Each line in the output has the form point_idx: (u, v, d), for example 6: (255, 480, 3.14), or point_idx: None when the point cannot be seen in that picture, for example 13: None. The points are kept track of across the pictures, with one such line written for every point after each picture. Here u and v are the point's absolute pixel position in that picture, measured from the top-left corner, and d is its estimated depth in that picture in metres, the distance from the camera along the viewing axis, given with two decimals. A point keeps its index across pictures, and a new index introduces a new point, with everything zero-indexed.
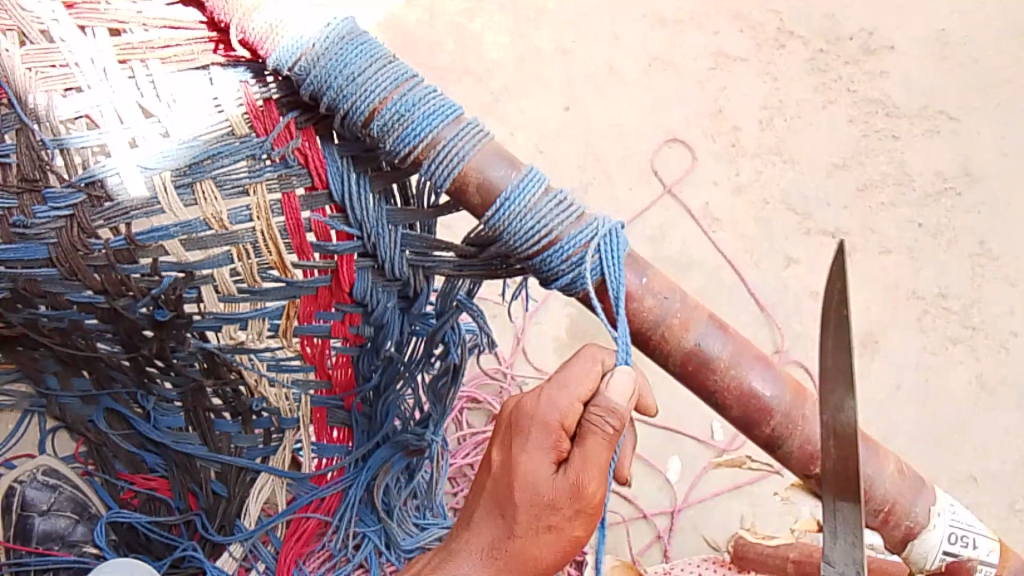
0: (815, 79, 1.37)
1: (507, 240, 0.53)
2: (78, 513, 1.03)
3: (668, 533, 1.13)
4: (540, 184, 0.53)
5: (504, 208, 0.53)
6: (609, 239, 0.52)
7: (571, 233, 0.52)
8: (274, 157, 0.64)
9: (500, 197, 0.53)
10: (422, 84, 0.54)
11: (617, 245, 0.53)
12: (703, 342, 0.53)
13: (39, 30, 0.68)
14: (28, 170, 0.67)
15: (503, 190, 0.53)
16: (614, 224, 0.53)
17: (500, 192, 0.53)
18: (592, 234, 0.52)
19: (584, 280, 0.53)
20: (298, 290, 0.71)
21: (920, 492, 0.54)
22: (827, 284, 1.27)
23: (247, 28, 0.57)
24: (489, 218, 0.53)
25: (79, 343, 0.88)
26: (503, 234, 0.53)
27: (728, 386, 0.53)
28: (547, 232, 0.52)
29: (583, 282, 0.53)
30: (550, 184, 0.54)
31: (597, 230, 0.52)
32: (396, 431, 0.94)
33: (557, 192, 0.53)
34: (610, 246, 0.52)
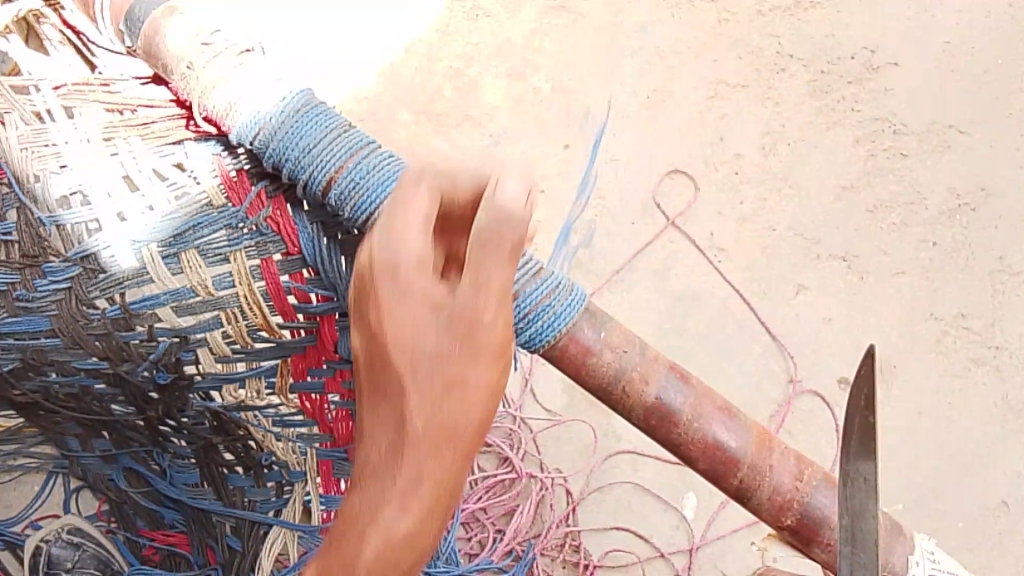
0: (819, 102, 1.35)
1: None
2: (101, 570, 1.06)
3: (686, 572, 1.12)
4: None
5: None
6: (566, 299, 0.55)
7: (529, 292, 0.54)
8: (250, 227, 0.67)
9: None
10: (376, 152, 0.57)
11: (573, 304, 0.55)
12: (662, 397, 0.54)
13: (32, 113, 0.70)
14: (28, 246, 0.68)
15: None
16: (571, 284, 0.55)
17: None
18: (549, 291, 0.55)
19: (541, 338, 0.54)
20: (286, 349, 0.71)
21: (897, 542, 0.53)
22: (839, 309, 1.26)
23: (209, 106, 0.60)
24: None
25: (93, 407, 0.88)
26: None
27: (691, 440, 0.54)
28: None
29: (541, 340, 0.54)
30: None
31: (553, 292, 0.55)
32: None
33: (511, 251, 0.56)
34: (568, 306, 0.55)
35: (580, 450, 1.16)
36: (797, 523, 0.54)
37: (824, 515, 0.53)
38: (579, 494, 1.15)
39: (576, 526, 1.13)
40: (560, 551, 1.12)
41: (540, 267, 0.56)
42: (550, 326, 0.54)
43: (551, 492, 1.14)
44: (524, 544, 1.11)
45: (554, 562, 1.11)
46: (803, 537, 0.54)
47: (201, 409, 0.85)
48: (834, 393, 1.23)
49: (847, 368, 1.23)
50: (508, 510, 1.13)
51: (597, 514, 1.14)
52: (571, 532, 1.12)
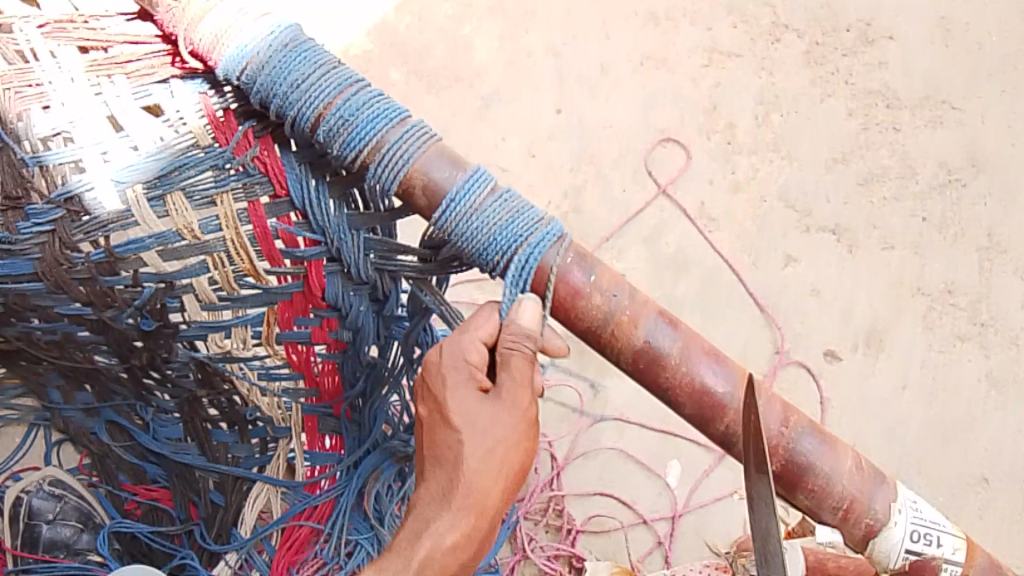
0: (814, 71, 1.35)
1: (455, 241, 0.55)
2: (83, 522, 1.05)
3: (668, 539, 1.12)
4: (485, 184, 0.56)
5: (449, 209, 0.55)
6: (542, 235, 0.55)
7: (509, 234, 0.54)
8: (237, 167, 0.65)
9: (446, 196, 0.55)
10: (366, 89, 0.56)
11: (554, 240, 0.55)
12: (651, 340, 0.54)
13: (14, 51, 0.69)
14: (10, 187, 0.66)
15: (448, 191, 0.55)
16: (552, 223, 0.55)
17: (446, 193, 0.55)
18: (532, 231, 0.55)
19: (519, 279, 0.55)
20: (273, 296, 0.71)
21: (879, 489, 0.54)
22: (827, 281, 1.26)
23: (195, 40, 0.59)
24: (437, 219, 0.55)
25: (77, 357, 0.86)
26: (450, 236, 0.55)
27: (680, 382, 0.54)
28: (489, 233, 0.54)
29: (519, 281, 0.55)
30: (495, 183, 0.56)
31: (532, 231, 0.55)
32: (388, 437, 0.93)
33: (502, 192, 0.56)
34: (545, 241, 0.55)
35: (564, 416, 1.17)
36: (783, 468, 0.54)
37: (810, 463, 0.53)
38: (563, 459, 1.15)
39: (559, 490, 1.13)
40: (543, 516, 1.11)
41: (526, 206, 0.56)
42: (541, 267, 0.55)
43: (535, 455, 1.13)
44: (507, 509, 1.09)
45: (536, 526, 1.10)
46: (788, 483, 0.54)
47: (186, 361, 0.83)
48: (821, 365, 1.22)
49: (835, 340, 1.24)
50: None
51: (581, 480, 1.14)
52: (555, 496, 1.12)
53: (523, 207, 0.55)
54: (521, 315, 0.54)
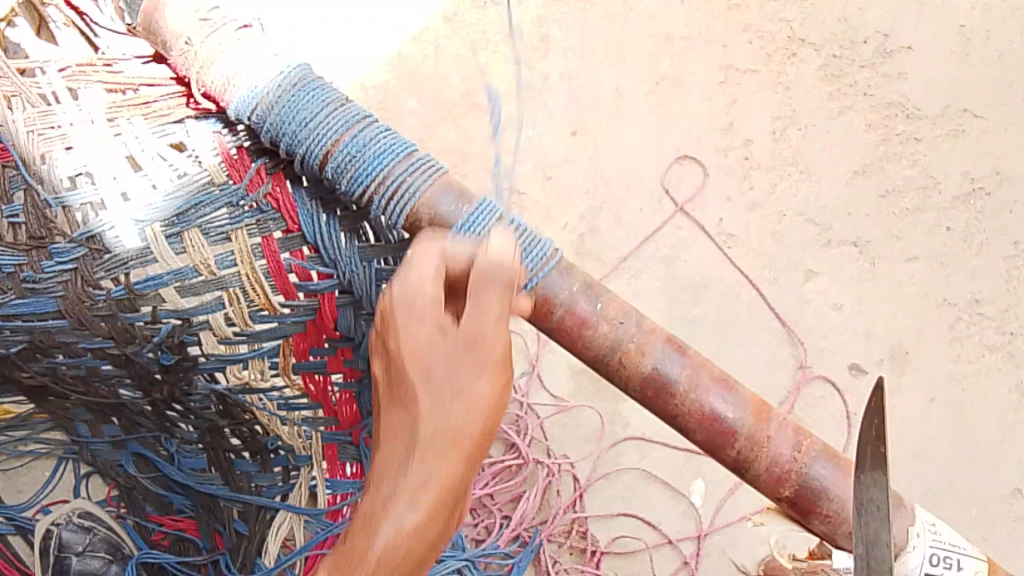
0: (831, 86, 1.34)
1: (373, 207, 0.57)
2: (111, 553, 1.06)
3: (694, 559, 1.12)
4: (400, 152, 0.57)
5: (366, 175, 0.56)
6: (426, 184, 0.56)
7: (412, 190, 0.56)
8: (250, 204, 0.67)
9: (453, 227, 0.55)
10: (373, 125, 0.57)
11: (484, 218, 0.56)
12: (661, 368, 0.54)
13: (37, 94, 0.70)
14: (34, 228, 0.67)
15: (454, 223, 0.56)
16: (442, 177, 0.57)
17: (453, 225, 0.55)
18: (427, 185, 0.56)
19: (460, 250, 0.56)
20: (288, 328, 0.71)
21: (897, 516, 0.53)
22: (850, 295, 1.25)
23: (207, 82, 0.60)
24: None
25: (102, 390, 0.88)
26: (368, 201, 0.57)
27: (692, 409, 0.53)
28: (385, 189, 0.56)
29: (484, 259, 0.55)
30: (410, 150, 0.57)
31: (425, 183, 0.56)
32: None
33: (417, 158, 0.57)
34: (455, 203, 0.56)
35: (585, 439, 1.16)
36: (796, 494, 0.53)
37: (823, 487, 0.53)
38: (586, 481, 1.14)
39: (581, 512, 1.12)
40: (567, 537, 1.11)
41: (419, 159, 0.57)
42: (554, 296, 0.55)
43: (558, 478, 1.13)
44: (529, 531, 1.10)
45: (560, 549, 1.10)
46: (802, 509, 0.53)
47: (207, 392, 0.84)
48: (845, 381, 1.21)
49: (859, 355, 1.22)
50: (514, 496, 1.11)
51: (603, 501, 1.13)
52: (578, 518, 1.11)
53: (531, 245, 0.56)
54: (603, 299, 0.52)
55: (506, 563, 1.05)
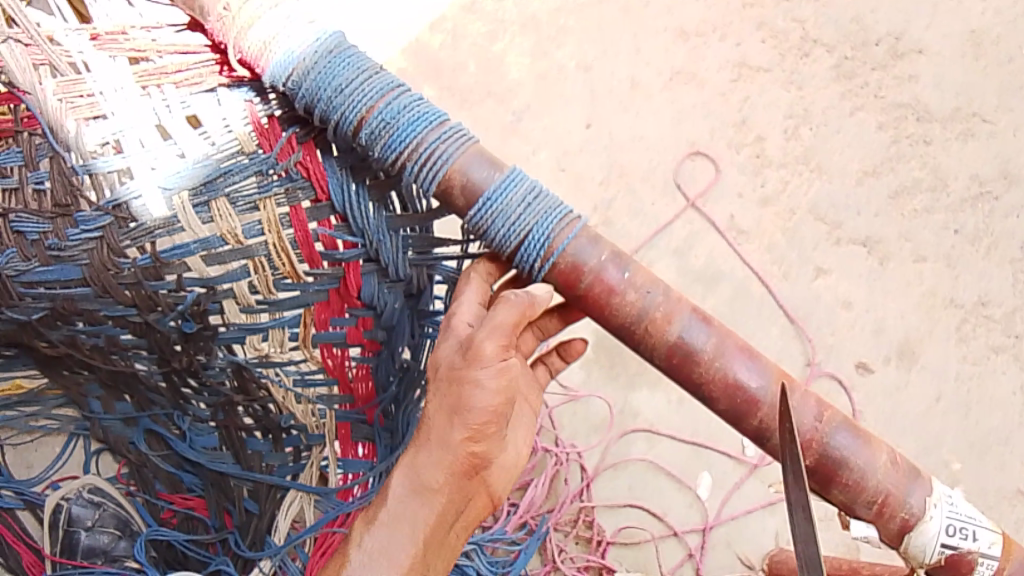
0: (843, 85, 1.36)
1: (405, 174, 0.58)
2: (120, 529, 1.05)
3: (700, 551, 1.12)
4: (432, 120, 0.57)
5: (398, 142, 0.56)
6: (457, 152, 0.57)
7: (443, 156, 0.57)
8: (280, 172, 0.67)
9: (483, 195, 0.56)
10: (407, 93, 0.58)
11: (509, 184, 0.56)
12: (685, 335, 0.54)
13: (68, 63, 0.70)
14: (60, 196, 0.68)
15: (486, 191, 0.56)
16: (473, 145, 0.58)
17: (484, 192, 0.56)
18: (459, 153, 0.57)
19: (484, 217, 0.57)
20: (310, 297, 0.73)
21: (914, 484, 0.54)
22: (859, 293, 1.26)
23: (244, 47, 0.61)
24: (473, 217, 0.57)
25: (117, 362, 0.88)
26: (401, 168, 0.57)
27: (713, 378, 0.54)
28: (416, 155, 0.57)
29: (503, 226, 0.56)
30: (443, 118, 0.58)
31: (456, 150, 0.57)
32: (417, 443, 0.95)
33: (450, 126, 0.58)
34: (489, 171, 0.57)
35: (594, 427, 1.17)
36: (817, 462, 0.54)
37: (844, 457, 0.53)
38: (594, 470, 1.14)
39: (589, 501, 1.13)
40: (574, 526, 1.11)
41: (451, 127, 0.58)
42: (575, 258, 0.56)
43: (566, 466, 1.14)
44: (536, 519, 1.10)
45: (567, 537, 1.11)
46: (822, 478, 0.54)
47: (224, 365, 0.84)
48: (852, 377, 1.21)
49: (866, 353, 1.23)
50: (522, 484, 1.12)
51: (611, 490, 1.14)
52: (585, 507, 1.12)
53: (553, 208, 0.56)
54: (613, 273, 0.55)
55: (514, 549, 1.05)
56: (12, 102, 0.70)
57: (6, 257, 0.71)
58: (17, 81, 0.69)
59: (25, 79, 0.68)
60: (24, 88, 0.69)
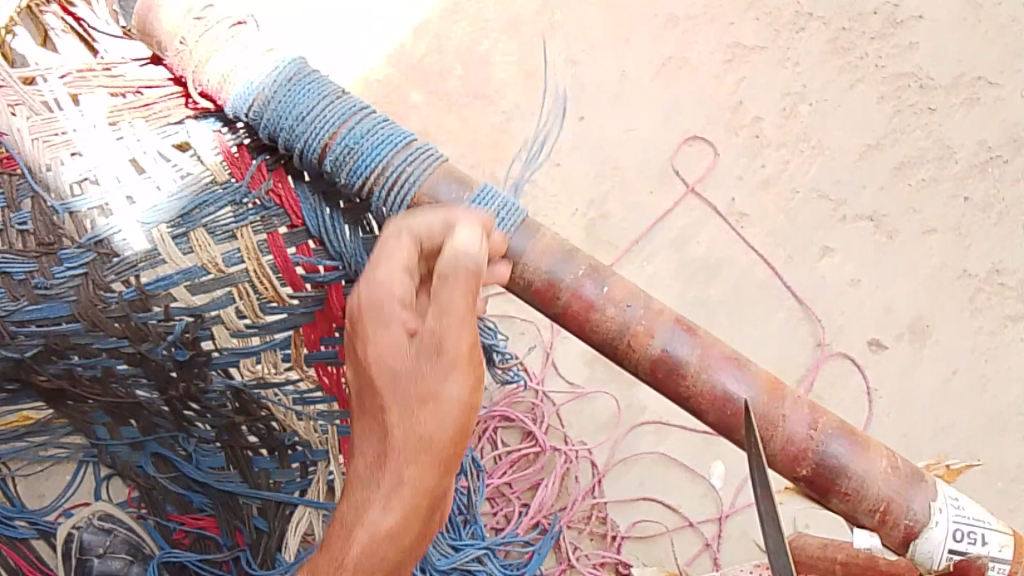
0: (841, 60, 1.33)
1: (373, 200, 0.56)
2: (132, 555, 1.06)
3: (716, 541, 1.11)
4: (398, 142, 0.56)
5: (366, 167, 0.55)
6: (424, 172, 0.56)
7: (412, 179, 0.56)
8: (254, 201, 0.67)
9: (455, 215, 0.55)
10: (370, 116, 0.57)
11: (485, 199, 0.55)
12: (666, 347, 0.52)
13: (40, 102, 0.70)
14: (43, 234, 0.67)
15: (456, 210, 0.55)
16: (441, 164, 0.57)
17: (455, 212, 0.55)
18: (426, 174, 0.56)
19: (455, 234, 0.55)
20: (296, 317, 0.71)
21: (915, 489, 0.52)
22: (867, 272, 1.23)
23: (203, 80, 0.60)
24: None
25: (119, 392, 0.88)
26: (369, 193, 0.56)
27: (695, 394, 0.52)
28: (385, 179, 0.55)
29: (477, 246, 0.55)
30: (409, 139, 0.57)
31: (424, 171, 0.56)
32: None
33: (416, 146, 0.57)
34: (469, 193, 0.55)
35: (602, 425, 1.14)
36: (814, 473, 0.52)
37: (842, 465, 0.51)
38: (604, 466, 1.13)
39: (601, 497, 1.11)
40: (587, 523, 1.10)
41: (417, 148, 0.57)
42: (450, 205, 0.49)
43: (575, 464, 1.12)
44: (549, 518, 1.09)
45: (580, 534, 1.10)
46: (820, 487, 0.52)
47: (223, 389, 0.85)
48: (864, 356, 1.19)
49: (878, 331, 1.20)
50: (532, 484, 1.11)
51: (622, 486, 1.12)
52: (597, 503, 1.11)
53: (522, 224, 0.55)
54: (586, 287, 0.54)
55: (526, 551, 1.05)
56: None
57: None
58: None
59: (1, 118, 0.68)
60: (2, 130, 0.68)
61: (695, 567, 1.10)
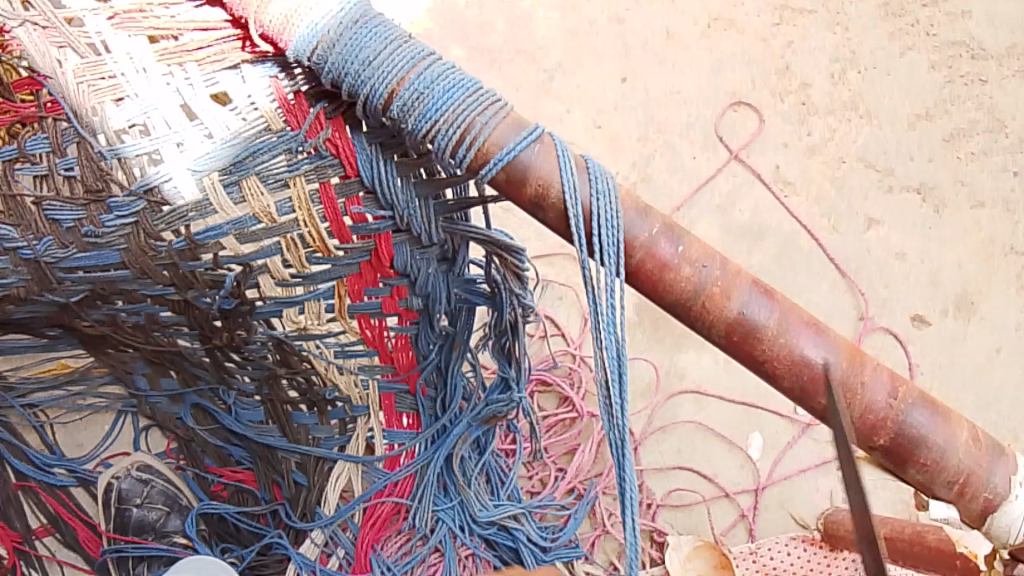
0: (891, 24, 1.30)
1: (438, 147, 0.54)
2: (169, 505, 1.07)
3: (752, 512, 1.09)
4: (466, 86, 0.54)
5: (435, 112, 0.53)
6: (489, 118, 0.54)
7: (481, 125, 0.54)
8: (308, 150, 0.65)
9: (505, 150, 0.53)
10: (439, 61, 0.55)
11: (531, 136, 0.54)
12: (742, 309, 0.51)
13: (86, 44, 0.67)
14: (90, 180, 0.65)
15: (502, 147, 0.54)
16: (509, 111, 0.55)
17: (499, 149, 0.54)
18: (497, 122, 0.54)
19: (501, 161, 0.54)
20: (343, 269, 0.71)
21: (997, 462, 0.50)
22: (913, 244, 1.20)
23: (265, 21, 0.58)
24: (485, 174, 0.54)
25: (161, 340, 0.87)
26: (434, 139, 0.54)
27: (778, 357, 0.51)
28: (454, 124, 0.53)
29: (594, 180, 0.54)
30: (478, 84, 0.55)
31: (494, 118, 0.54)
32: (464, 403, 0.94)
33: (484, 91, 0.55)
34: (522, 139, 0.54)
35: (640, 392, 1.14)
36: (892, 443, 0.50)
37: (922, 435, 0.50)
38: (641, 434, 1.12)
39: (637, 465, 1.10)
40: None
41: (484, 92, 0.54)
42: (527, 170, 0.54)
43: None
44: (586, 483, 1.08)
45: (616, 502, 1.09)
46: (897, 457, 0.51)
47: (264, 340, 0.83)
48: (908, 331, 1.17)
49: (922, 305, 1.18)
50: (569, 448, 1.10)
51: (658, 454, 1.11)
52: None
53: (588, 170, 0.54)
54: (661, 245, 0.52)
55: (563, 514, 1.05)
56: (35, 87, 0.67)
57: (43, 246, 0.68)
58: (39, 66, 0.66)
59: (46, 63, 0.66)
60: (45, 74, 0.66)
61: (731, 537, 1.08)
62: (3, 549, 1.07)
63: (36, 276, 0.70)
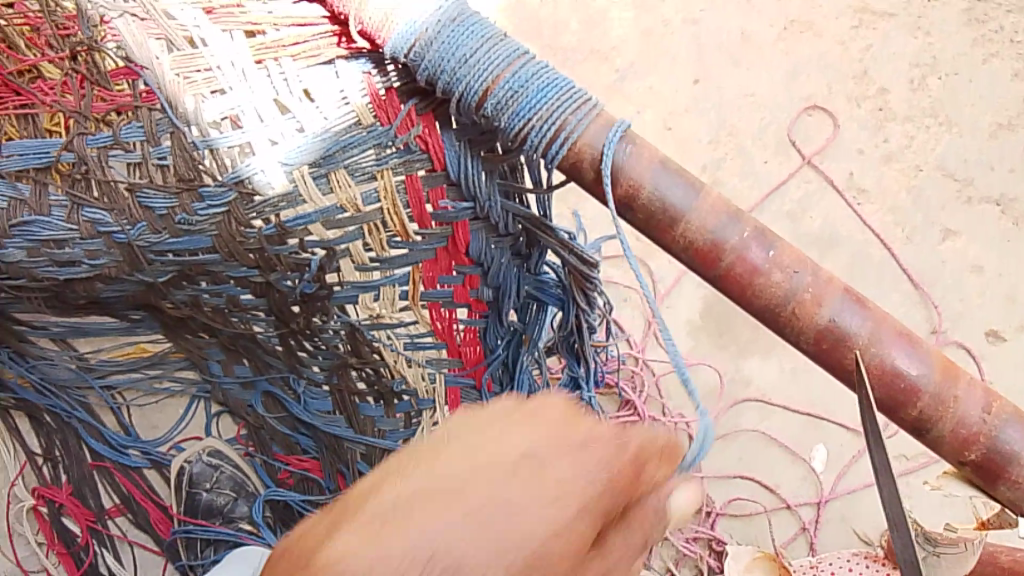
0: (975, 31, 1.26)
1: (531, 144, 0.55)
2: (235, 491, 1.09)
3: (813, 525, 1.08)
4: (562, 87, 0.55)
5: (533, 110, 0.54)
6: (580, 117, 0.55)
7: (575, 123, 0.54)
8: (398, 145, 0.66)
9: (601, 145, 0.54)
10: (533, 60, 0.55)
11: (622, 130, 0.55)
12: (808, 309, 0.51)
13: (184, 37, 0.68)
14: (183, 170, 0.66)
15: (600, 144, 0.54)
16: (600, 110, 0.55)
17: (599, 145, 0.54)
18: (591, 120, 0.55)
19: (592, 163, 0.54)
20: (418, 254, 0.71)
21: None
22: (991, 258, 1.18)
23: (365, 18, 0.59)
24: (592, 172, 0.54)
25: (237, 324, 0.89)
26: (527, 138, 0.55)
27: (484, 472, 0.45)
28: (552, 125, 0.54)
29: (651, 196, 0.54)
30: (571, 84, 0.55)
31: (586, 117, 0.55)
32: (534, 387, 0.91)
33: (578, 89, 0.55)
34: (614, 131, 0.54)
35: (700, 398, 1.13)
36: (984, 458, 0.50)
37: (1017, 452, 0.49)
38: None
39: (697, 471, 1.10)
40: None
41: (576, 90, 0.55)
42: (618, 171, 0.54)
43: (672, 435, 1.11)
44: None
45: None
46: (989, 474, 0.50)
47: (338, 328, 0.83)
48: (983, 347, 1.14)
49: (996, 321, 1.15)
50: None
51: (720, 461, 1.10)
52: None
53: (681, 171, 0.54)
54: (752, 250, 0.52)
55: None
56: (131, 77, 0.67)
57: (136, 231, 0.68)
58: (135, 57, 0.67)
59: (144, 54, 0.67)
60: (141, 64, 0.67)
61: (791, 549, 1.07)
62: (77, 526, 1.11)
63: (127, 258, 0.70)
